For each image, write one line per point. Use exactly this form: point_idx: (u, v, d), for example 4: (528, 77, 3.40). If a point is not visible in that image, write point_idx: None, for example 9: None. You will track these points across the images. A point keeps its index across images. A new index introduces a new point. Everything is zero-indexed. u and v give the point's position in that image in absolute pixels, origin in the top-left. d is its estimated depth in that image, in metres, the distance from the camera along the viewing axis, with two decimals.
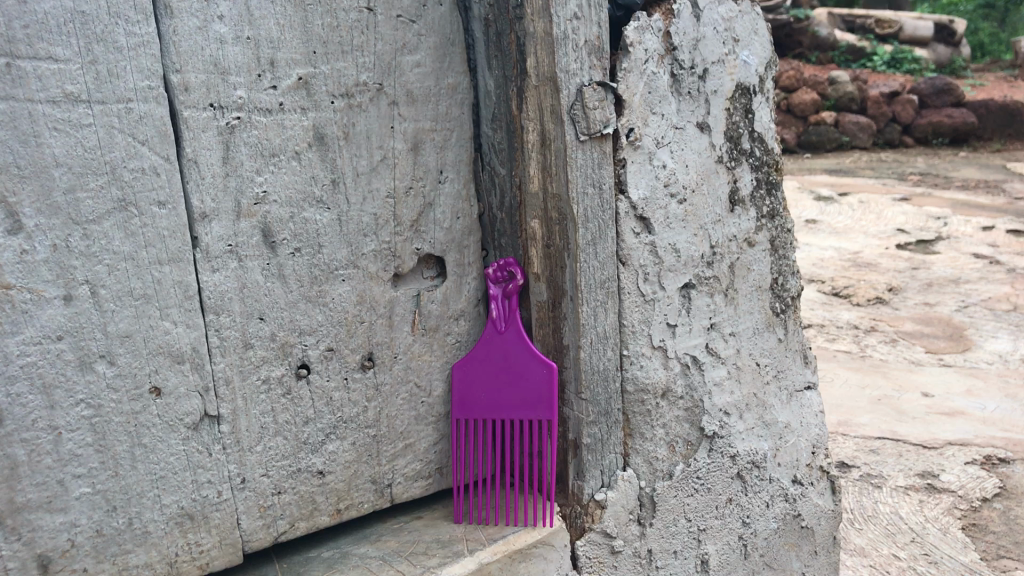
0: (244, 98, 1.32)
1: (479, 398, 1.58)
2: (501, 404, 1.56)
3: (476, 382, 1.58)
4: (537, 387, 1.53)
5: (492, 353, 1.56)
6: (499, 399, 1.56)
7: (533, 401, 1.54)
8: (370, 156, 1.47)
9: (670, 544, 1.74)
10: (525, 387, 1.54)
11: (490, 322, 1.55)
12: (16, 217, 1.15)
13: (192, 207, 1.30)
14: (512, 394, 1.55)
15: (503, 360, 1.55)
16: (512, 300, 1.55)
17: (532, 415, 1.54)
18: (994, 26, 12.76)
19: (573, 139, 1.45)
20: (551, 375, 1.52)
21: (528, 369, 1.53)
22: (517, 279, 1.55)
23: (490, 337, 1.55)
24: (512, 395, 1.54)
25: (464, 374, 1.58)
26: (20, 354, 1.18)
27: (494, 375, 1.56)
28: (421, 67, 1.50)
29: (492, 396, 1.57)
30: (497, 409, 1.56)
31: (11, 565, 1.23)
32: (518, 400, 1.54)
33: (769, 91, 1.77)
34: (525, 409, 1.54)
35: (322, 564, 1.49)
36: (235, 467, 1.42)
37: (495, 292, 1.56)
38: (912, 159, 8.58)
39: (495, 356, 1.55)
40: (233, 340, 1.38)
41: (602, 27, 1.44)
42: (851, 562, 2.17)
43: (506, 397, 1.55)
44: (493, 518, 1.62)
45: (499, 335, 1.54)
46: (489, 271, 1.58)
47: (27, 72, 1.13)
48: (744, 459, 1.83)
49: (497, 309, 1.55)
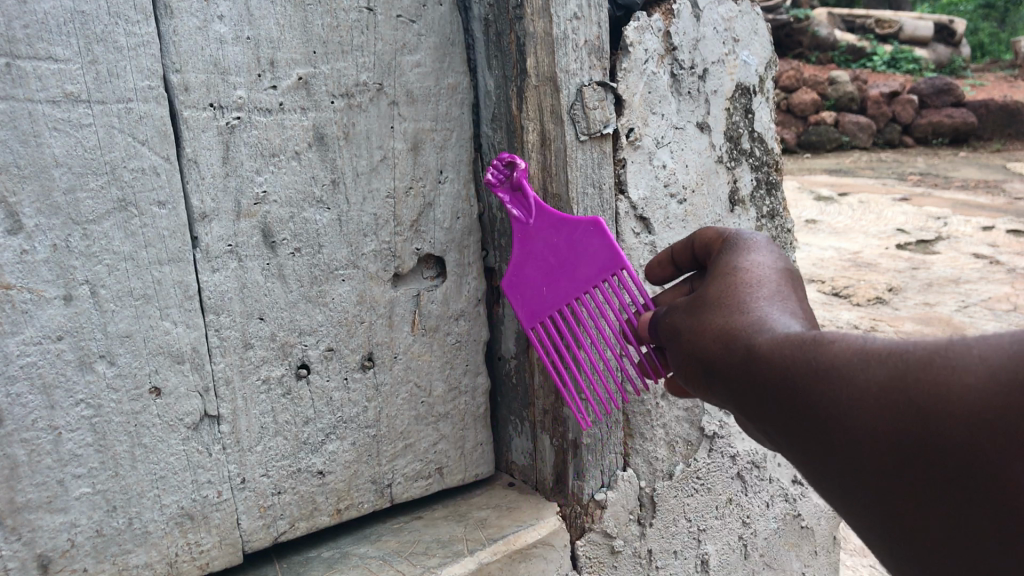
0: (244, 98, 1.32)
1: (545, 289, 1.34)
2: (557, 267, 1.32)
3: (534, 278, 1.34)
4: (599, 260, 1.28)
5: (541, 243, 1.33)
6: (554, 251, 1.32)
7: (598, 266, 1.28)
8: (370, 156, 1.47)
9: (670, 544, 1.74)
10: (588, 267, 1.29)
11: (518, 222, 1.35)
12: (16, 217, 1.15)
13: (192, 207, 1.30)
14: (579, 283, 1.30)
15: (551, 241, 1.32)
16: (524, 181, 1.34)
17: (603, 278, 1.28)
18: (994, 26, 12.78)
19: (574, 139, 1.44)
20: (604, 237, 1.26)
21: (582, 242, 1.28)
22: (516, 164, 1.34)
23: (529, 231, 1.34)
24: (575, 269, 1.30)
25: (518, 290, 1.37)
26: (20, 354, 1.18)
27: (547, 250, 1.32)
28: (421, 67, 1.50)
29: (554, 289, 1.33)
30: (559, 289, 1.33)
31: (11, 565, 1.23)
32: (577, 267, 1.30)
33: (768, 92, 1.78)
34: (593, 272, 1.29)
35: (322, 564, 1.49)
36: (235, 467, 1.42)
37: (503, 194, 1.37)
38: (913, 159, 8.58)
39: (542, 247, 1.33)
40: (233, 340, 1.38)
41: (601, 27, 1.44)
42: (851, 562, 2.28)
43: (561, 241, 1.30)
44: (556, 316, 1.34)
45: (537, 223, 1.33)
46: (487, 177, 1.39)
47: (27, 72, 1.13)
48: (743, 459, 1.84)
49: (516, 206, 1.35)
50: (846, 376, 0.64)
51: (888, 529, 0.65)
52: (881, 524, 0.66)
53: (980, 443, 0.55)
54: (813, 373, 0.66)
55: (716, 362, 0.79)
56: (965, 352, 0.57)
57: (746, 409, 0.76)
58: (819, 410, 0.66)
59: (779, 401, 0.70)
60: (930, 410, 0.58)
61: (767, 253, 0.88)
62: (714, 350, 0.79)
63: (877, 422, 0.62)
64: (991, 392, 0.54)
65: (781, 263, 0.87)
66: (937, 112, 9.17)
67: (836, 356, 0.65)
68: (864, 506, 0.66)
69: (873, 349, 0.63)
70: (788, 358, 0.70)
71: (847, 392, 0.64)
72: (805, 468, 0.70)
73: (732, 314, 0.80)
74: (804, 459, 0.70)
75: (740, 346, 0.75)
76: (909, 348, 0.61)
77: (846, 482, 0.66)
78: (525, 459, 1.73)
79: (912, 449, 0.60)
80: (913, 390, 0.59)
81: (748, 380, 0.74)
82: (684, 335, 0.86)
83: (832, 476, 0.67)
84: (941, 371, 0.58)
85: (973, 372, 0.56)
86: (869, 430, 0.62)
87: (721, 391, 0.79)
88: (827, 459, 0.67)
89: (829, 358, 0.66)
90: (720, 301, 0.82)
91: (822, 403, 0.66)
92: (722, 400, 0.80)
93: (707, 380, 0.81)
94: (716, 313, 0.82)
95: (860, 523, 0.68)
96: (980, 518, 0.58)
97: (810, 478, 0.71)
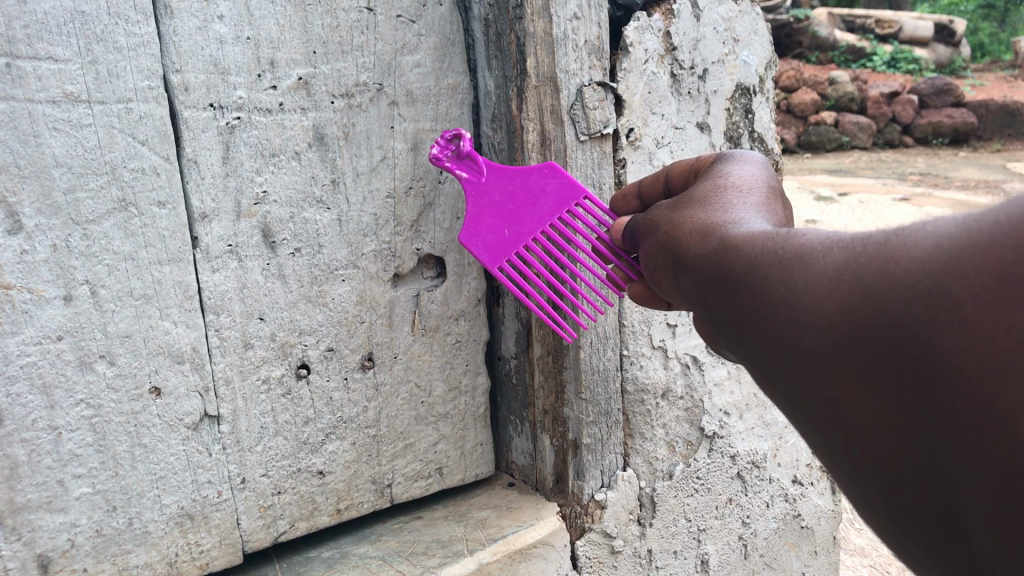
0: (244, 98, 1.32)
1: (508, 233, 1.26)
2: (523, 205, 1.26)
3: (493, 226, 1.26)
4: (560, 195, 1.25)
5: (494, 194, 1.27)
6: (516, 197, 1.26)
7: (559, 200, 1.25)
8: (370, 156, 1.46)
9: (670, 544, 1.74)
10: (550, 203, 1.26)
11: (469, 183, 1.29)
12: (16, 217, 1.15)
13: (192, 207, 1.30)
14: (541, 219, 1.25)
15: (509, 190, 1.26)
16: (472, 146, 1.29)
17: (565, 205, 1.25)
18: (993, 26, 12.80)
19: (574, 139, 1.44)
20: (560, 175, 1.25)
21: (539, 183, 1.25)
22: (462, 135, 1.29)
23: (483, 187, 1.28)
24: (540, 207, 1.25)
25: (477, 239, 1.26)
26: (20, 354, 1.18)
27: (508, 200, 1.27)
28: (421, 67, 1.50)
29: (518, 229, 1.26)
30: (526, 228, 1.25)
31: (10, 565, 1.23)
32: (541, 205, 1.26)
33: (768, 92, 1.78)
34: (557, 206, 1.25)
35: (322, 564, 1.49)
36: (235, 467, 1.42)
37: (450, 164, 1.31)
38: (913, 159, 8.59)
39: (498, 197, 1.27)
40: (233, 340, 1.38)
41: (601, 27, 1.44)
42: (851, 562, 2.28)
43: (523, 186, 1.26)
44: (535, 209, 1.26)
45: (491, 177, 1.27)
46: (431, 155, 1.33)
47: (27, 72, 1.12)
48: (744, 459, 1.84)
49: (466, 169, 1.30)
50: (808, 265, 0.59)
51: (831, 437, 0.60)
52: (824, 433, 0.61)
53: (935, 331, 0.51)
54: (777, 262, 0.61)
55: (685, 260, 0.73)
56: (927, 236, 0.53)
57: (705, 308, 0.70)
58: (775, 303, 0.60)
59: (736, 298, 0.65)
60: (886, 298, 0.53)
61: (754, 163, 0.84)
62: (685, 246, 0.74)
63: (831, 313, 0.56)
64: (948, 272, 0.50)
65: (766, 174, 0.83)
66: (937, 112, 9.17)
67: (802, 245, 0.60)
68: (810, 413, 0.61)
69: (837, 237, 0.58)
70: (753, 250, 0.64)
71: (806, 285, 0.58)
72: (756, 370, 0.65)
73: (709, 212, 0.75)
74: (755, 360, 0.65)
75: (710, 241, 0.70)
76: (875, 236, 0.56)
77: (794, 384, 0.61)
78: (524, 459, 1.73)
79: (863, 341, 0.55)
80: (872, 276, 0.54)
81: (712, 274, 0.68)
82: (659, 236, 0.81)
83: (780, 376, 0.62)
84: (902, 254, 0.53)
85: (933, 256, 0.51)
86: (822, 324, 0.57)
87: (686, 291, 0.74)
88: (761, 346, 0.63)
89: (796, 248, 0.61)
90: (702, 199, 0.78)
91: (779, 296, 0.60)
92: (687, 301, 0.75)
93: (675, 280, 0.76)
94: (693, 212, 0.77)
95: (804, 430, 0.63)
96: (925, 417, 0.53)
97: (760, 381, 0.66)
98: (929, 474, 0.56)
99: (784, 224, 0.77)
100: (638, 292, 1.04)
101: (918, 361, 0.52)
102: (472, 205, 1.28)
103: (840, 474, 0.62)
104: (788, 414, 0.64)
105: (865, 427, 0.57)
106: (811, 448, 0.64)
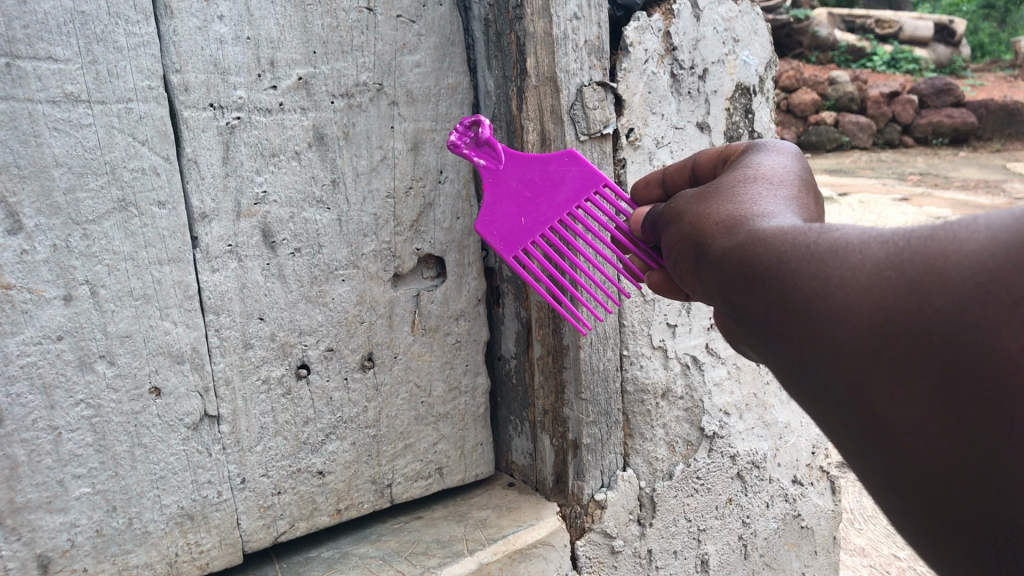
0: (244, 98, 1.32)
1: (525, 222, 1.25)
2: (540, 194, 1.25)
3: (509, 215, 1.26)
4: (578, 183, 1.24)
5: (512, 182, 1.25)
6: (532, 187, 1.25)
7: (577, 191, 1.24)
8: (370, 156, 1.47)
9: (670, 544, 1.74)
10: (568, 192, 1.24)
11: (486, 170, 1.27)
12: (16, 217, 1.15)
13: (192, 207, 1.30)
14: (558, 208, 1.25)
15: (526, 179, 1.25)
16: (491, 133, 1.27)
17: (585, 195, 1.24)
18: (993, 27, 12.82)
19: (574, 139, 1.44)
20: (581, 163, 1.24)
21: (558, 171, 1.24)
22: (481, 122, 1.26)
23: (500, 174, 1.26)
24: (557, 196, 1.24)
25: (492, 227, 1.26)
26: (20, 354, 1.18)
27: (526, 188, 1.25)
28: (421, 67, 1.50)
29: (535, 217, 1.25)
30: (542, 218, 1.24)
31: (10, 565, 1.23)
32: (557, 195, 1.24)
33: (768, 92, 1.79)
34: (575, 196, 1.24)
35: (321, 564, 1.49)
36: (235, 467, 1.43)
37: (468, 151, 1.29)
38: (913, 159, 8.59)
39: (516, 185, 1.25)
40: (233, 340, 1.38)
41: (601, 27, 1.44)
42: (852, 562, 2.28)
43: (540, 176, 1.25)
44: (552, 198, 1.25)
45: (509, 165, 1.26)
46: (449, 141, 1.31)
47: (27, 72, 1.13)
48: (744, 459, 1.84)
49: (483, 156, 1.27)
50: (843, 260, 0.58)
51: (861, 437, 0.59)
52: (857, 440, 0.59)
53: (990, 329, 0.50)
54: (810, 257, 0.60)
55: (709, 252, 0.72)
56: (981, 230, 0.52)
57: (730, 303, 0.69)
58: (808, 299, 0.60)
59: (765, 293, 0.64)
60: (936, 294, 0.52)
61: (786, 154, 0.83)
62: (709, 239, 0.73)
63: (870, 312, 0.56)
64: (1006, 264, 0.49)
65: (798, 166, 0.82)
66: (937, 111, 9.17)
67: (837, 239, 0.59)
68: (838, 411, 0.60)
69: (875, 232, 0.57)
70: (784, 243, 0.64)
71: (842, 278, 0.58)
72: (781, 367, 0.64)
73: (736, 205, 0.74)
74: (783, 360, 0.64)
75: (736, 233, 0.69)
76: (917, 232, 0.55)
77: (823, 384, 0.60)
78: (525, 459, 1.73)
79: (907, 341, 0.54)
80: (918, 272, 0.54)
81: (737, 268, 0.67)
82: (683, 226, 0.79)
83: (810, 378, 0.61)
84: (953, 249, 0.52)
85: (987, 253, 0.51)
86: (860, 322, 0.56)
87: (710, 287, 0.72)
88: (792, 342, 0.62)
89: (831, 242, 0.60)
90: (729, 191, 0.77)
91: (812, 292, 0.59)
92: (709, 297, 0.74)
93: (698, 274, 0.75)
94: (718, 204, 0.76)
95: (835, 436, 0.62)
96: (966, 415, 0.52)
97: (786, 382, 0.65)
98: (979, 485, 0.54)
99: (816, 219, 0.76)
100: (657, 281, 1.03)
101: (969, 363, 0.51)
102: (489, 193, 1.27)
103: (874, 481, 0.61)
104: (815, 414, 0.63)
105: (903, 433, 0.56)
106: (844, 457, 0.62)
